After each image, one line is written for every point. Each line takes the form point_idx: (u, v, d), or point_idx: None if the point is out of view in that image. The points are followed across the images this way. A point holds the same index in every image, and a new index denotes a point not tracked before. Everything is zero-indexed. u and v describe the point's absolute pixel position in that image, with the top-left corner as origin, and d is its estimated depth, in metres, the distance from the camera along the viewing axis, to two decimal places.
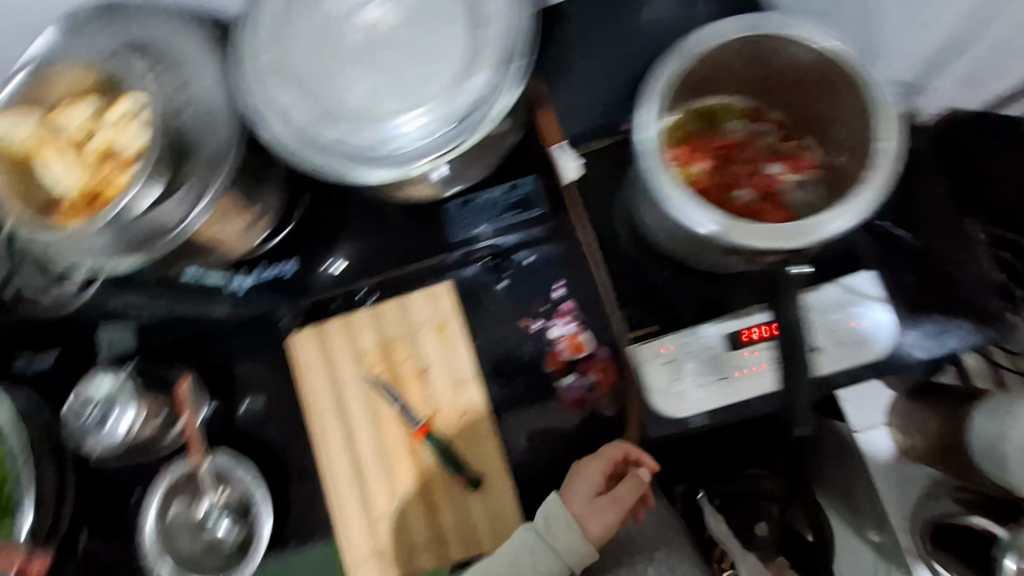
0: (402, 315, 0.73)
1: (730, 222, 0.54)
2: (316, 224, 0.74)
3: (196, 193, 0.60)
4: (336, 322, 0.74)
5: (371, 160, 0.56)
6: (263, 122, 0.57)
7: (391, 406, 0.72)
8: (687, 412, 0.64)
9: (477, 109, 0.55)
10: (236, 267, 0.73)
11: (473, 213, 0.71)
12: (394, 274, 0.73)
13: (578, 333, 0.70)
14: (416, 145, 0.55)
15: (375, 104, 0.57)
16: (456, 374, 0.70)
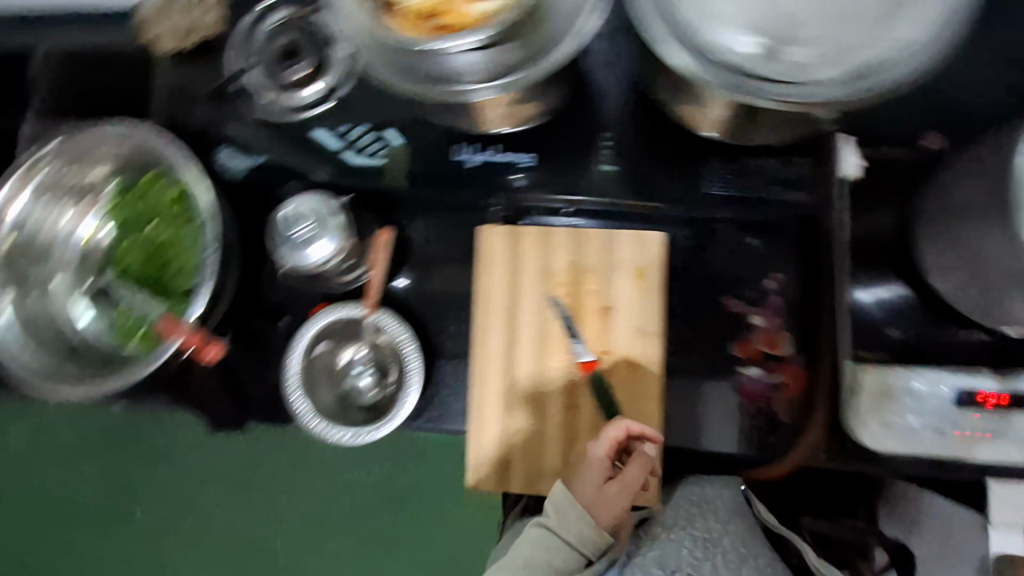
0: (605, 248, 0.70)
1: None
2: (564, 127, 0.71)
3: (512, 57, 0.53)
4: (536, 231, 0.71)
5: (722, 65, 0.46)
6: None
7: (562, 332, 0.70)
8: (890, 449, 0.59)
9: (867, 75, 0.46)
10: (472, 139, 0.70)
11: (732, 176, 0.68)
12: (618, 205, 0.72)
13: (777, 330, 0.67)
14: (774, 77, 0.46)
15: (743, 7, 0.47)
16: (641, 325, 0.69)
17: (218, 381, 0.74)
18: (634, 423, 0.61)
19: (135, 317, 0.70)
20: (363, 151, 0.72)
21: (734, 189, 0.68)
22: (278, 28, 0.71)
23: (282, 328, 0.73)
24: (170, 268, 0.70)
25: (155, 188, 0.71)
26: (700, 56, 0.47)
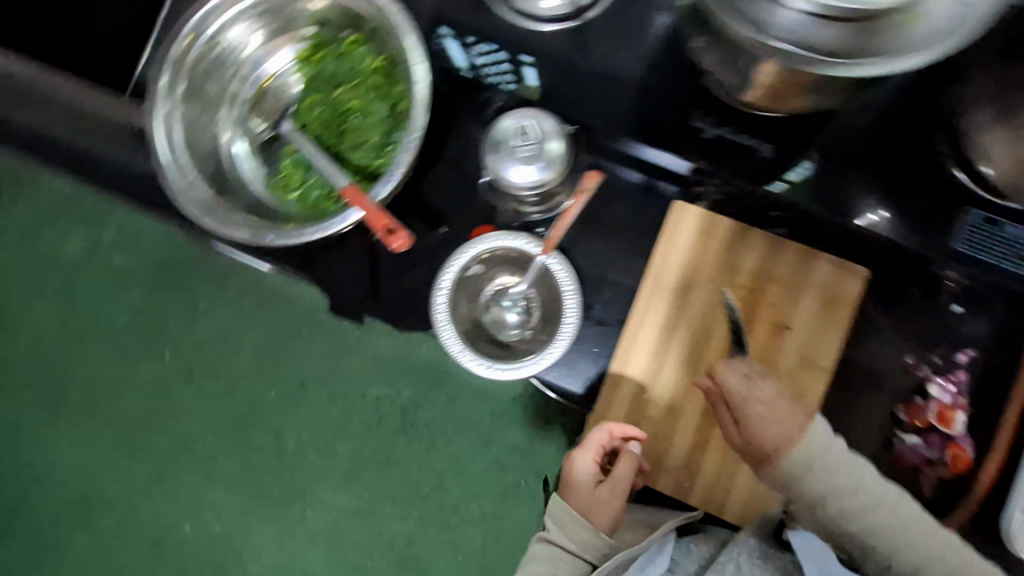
0: (801, 264, 0.65)
1: None
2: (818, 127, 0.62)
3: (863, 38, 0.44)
4: (732, 226, 0.66)
5: None
6: None
7: (726, 336, 0.65)
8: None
9: None
10: (713, 108, 0.63)
11: (980, 236, 0.63)
12: (835, 226, 0.65)
13: (956, 406, 0.64)
14: None
15: None
16: (812, 354, 0.64)
17: (355, 269, 0.69)
18: (617, 427, 0.64)
19: (299, 174, 0.67)
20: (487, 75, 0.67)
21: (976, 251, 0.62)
22: None
23: (438, 238, 0.68)
24: (351, 136, 0.66)
25: (361, 50, 0.67)
26: None
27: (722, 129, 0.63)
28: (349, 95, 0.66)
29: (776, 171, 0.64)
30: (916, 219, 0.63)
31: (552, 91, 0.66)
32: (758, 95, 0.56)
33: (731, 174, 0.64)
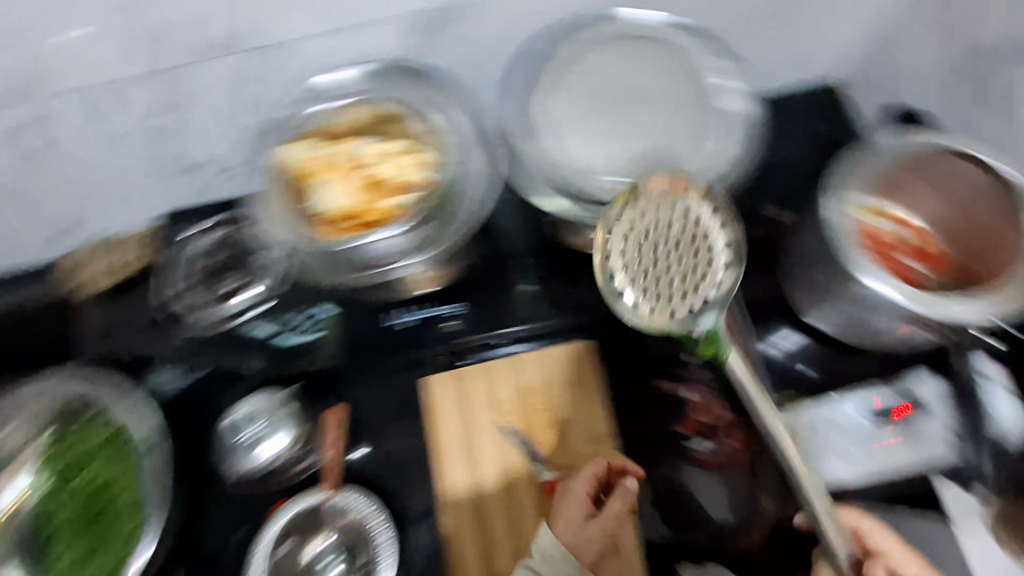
0: (545, 368, 0.76)
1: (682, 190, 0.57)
2: (497, 270, 0.78)
3: (422, 238, 0.58)
4: (477, 373, 0.75)
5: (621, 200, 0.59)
6: (519, 165, 0.61)
7: (522, 454, 0.72)
8: (829, 481, 0.66)
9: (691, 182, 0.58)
10: (401, 302, 0.74)
11: None
12: (537, 329, 0.77)
13: (713, 399, 0.74)
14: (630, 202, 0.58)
15: (600, 164, 0.60)
16: (591, 429, 0.73)
17: None
18: None
19: None
20: (297, 332, 0.75)
21: None
22: (211, 246, 0.78)
23: (231, 547, 0.68)
24: (112, 506, 0.66)
25: (94, 424, 0.69)
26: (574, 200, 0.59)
27: (421, 311, 0.75)
28: (96, 467, 0.67)
29: (482, 313, 0.76)
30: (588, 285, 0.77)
31: (268, 364, 0.75)
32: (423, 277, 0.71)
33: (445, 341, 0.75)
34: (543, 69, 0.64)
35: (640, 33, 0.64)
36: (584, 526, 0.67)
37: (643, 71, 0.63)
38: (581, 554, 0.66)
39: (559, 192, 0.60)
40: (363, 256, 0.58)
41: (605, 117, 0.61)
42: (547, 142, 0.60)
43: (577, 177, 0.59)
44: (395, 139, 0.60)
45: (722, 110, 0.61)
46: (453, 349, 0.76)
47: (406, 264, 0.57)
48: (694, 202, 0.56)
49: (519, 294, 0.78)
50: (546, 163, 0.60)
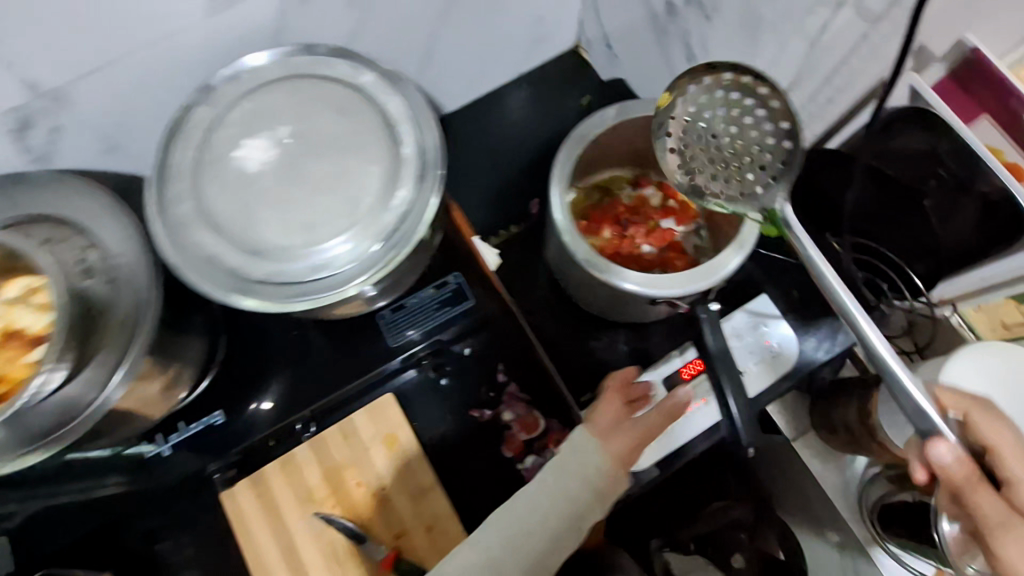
0: (349, 440, 0.68)
1: (394, 234, 0.48)
2: (249, 355, 0.65)
3: (109, 363, 0.48)
4: (276, 469, 0.68)
5: (331, 271, 0.47)
6: (187, 269, 0.47)
7: (348, 538, 0.66)
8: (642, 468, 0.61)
9: (402, 223, 0.48)
10: (149, 434, 0.62)
11: (406, 318, 0.67)
12: (329, 400, 0.67)
13: (528, 413, 0.70)
14: (345, 269, 0.47)
15: (291, 237, 0.47)
16: (414, 485, 0.67)
17: None
18: None
19: None
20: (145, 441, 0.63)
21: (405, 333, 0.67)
22: None
23: None
24: None
25: None
26: (276, 292, 0.47)
27: (175, 439, 0.62)
28: None
29: (248, 411, 0.64)
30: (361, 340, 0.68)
31: (21, 546, 0.64)
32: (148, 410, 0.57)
33: (218, 454, 0.63)
34: (172, 146, 0.49)
35: (285, 69, 0.51)
36: (611, 426, 0.57)
37: (298, 109, 0.50)
38: (607, 448, 0.55)
39: (254, 288, 0.47)
40: (54, 416, 0.48)
41: (270, 186, 0.48)
42: (216, 248, 0.47)
43: (277, 277, 0.47)
44: (17, 279, 0.49)
45: (400, 125, 0.50)
46: (233, 460, 0.65)
47: (110, 398, 0.48)
48: (410, 248, 0.48)
49: (291, 372, 0.66)
50: (224, 257, 0.47)
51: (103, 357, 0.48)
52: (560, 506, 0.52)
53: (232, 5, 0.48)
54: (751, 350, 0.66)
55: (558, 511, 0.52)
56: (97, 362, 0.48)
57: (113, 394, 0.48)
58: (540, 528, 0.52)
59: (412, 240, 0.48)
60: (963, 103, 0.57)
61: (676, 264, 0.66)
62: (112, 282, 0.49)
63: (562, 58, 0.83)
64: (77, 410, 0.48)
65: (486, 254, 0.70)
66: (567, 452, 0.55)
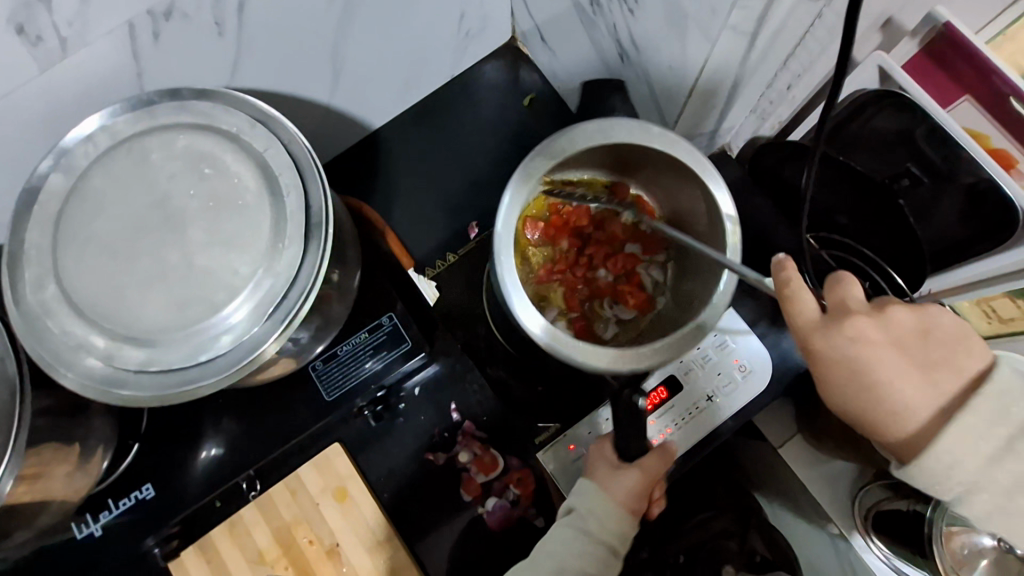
0: (294, 496, 0.62)
1: (287, 289, 0.43)
2: (172, 420, 0.61)
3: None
4: (220, 535, 0.61)
5: (223, 345, 0.42)
6: (60, 364, 0.42)
7: None
8: None
9: (296, 279, 0.43)
10: (78, 513, 0.58)
11: (342, 367, 0.61)
12: (268, 458, 0.62)
13: (486, 452, 0.64)
14: (241, 340, 0.43)
15: (172, 316, 0.42)
16: (369, 538, 0.62)
17: None
18: None
19: None
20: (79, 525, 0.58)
21: (341, 386, 0.62)
22: None
23: None
24: None
25: None
26: (170, 379, 0.43)
27: (106, 517, 0.58)
28: None
29: (178, 479, 0.60)
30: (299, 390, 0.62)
31: None
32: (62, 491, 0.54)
33: (156, 524, 0.59)
34: (23, 229, 0.44)
35: (142, 123, 0.45)
36: (614, 473, 0.55)
37: (160, 167, 0.45)
38: (619, 496, 0.54)
39: (139, 377, 0.42)
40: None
41: (139, 262, 0.43)
42: (87, 341, 0.42)
43: (166, 364, 0.42)
44: None
45: (276, 171, 0.44)
46: (172, 531, 0.60)
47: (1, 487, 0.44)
48: (308, 300, 0.43)
49: (227, 429, 0.61)
50: (99, 349, 0.42)
51: None
52: (582, 560, 0.52)
53: (67, 54, 0.42)
54: (719, 369, 0.61)
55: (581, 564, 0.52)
56: None
57: (4, 483, 0.44)
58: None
59: (312, 294, 0.43)
60: (944, 85, 0.50)
61: (628, 300, 0.61)
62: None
63: (499, 53, 0.76)
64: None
65: (424, 287, 0.69)
66: (583, 507, 0.54)
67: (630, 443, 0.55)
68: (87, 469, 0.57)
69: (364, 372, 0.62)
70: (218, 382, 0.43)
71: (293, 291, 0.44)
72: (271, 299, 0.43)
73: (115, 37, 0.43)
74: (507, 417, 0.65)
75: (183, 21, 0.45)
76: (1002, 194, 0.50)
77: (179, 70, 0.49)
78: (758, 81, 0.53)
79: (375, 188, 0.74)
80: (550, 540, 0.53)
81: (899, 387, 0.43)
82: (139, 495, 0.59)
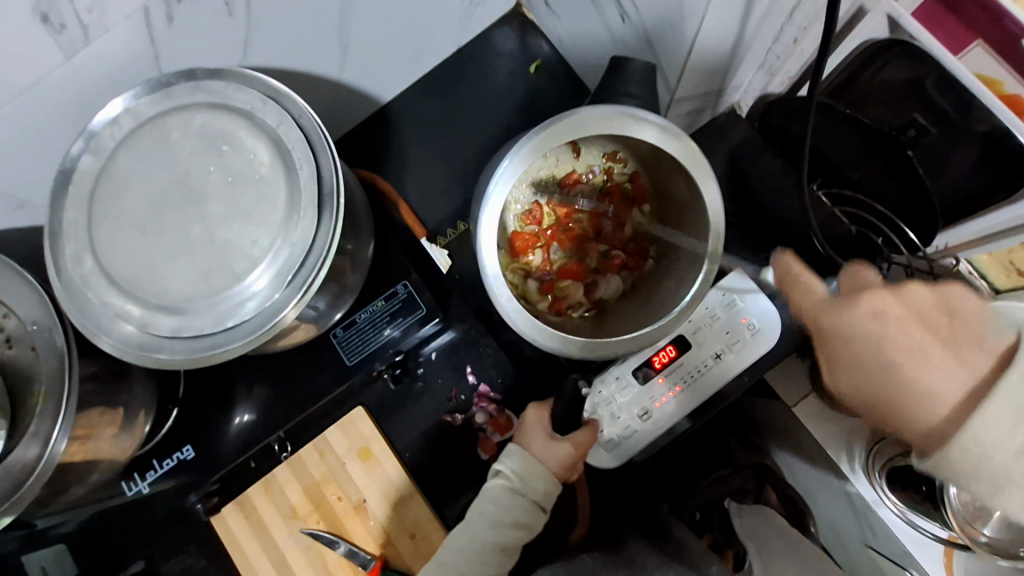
0: (322, 456, 0.66)
1: (301, 258, 0.45)
2: (206, 386, 0.65)
3: (52, 418, 0.49)
4: (258, 491, 0.66)
5: (245, 311, 0.45)
6: (101, 331, 0.46)
7: (335, 550, 0.65)
8: (611, 464, 0.60)
9: (310, 251, 0.46)
10: (126, 472, 0.63)
11: (360, 334, 0.64)
12: (298, 421, 0.65)
13: (500, 414, 0.67)
14: (262, 309, 0.45)
15: (199, 285, 0.45)
16: (393, 494, 0.65)
17: None
18: None
19: None
20: (131, 483, 0.63)
21: (361, 351, 0.64)
22: None
23: None
24: None
25: None
26: (198, 345, 0.46)
27: (152, 476, 0.63)
28: None
29: (216, 440, 0.64)
30: (321, 357, 0.65)
31: None
32: (112, 451, 0.58)
33: (197, 483, 0.64)
34: (60, 207, 0.47)
35: (162, 104, 0.48)
36: (548, 442, 0.56)
37: (181, 146, 0.47)
38: (549, 463, 0.56)
39: (170, 342, 0.46)
40: (5, 484, 0.48)
41: (166, 236, 0.46)
42: (123, 310, 0.46)
43: (194, 330, 0.45)
44: None
45: (288, 145, 0.47)
46: (212, 489, 0.65)
47: (58, 447, 0.49)
48: (323, 268, 0.45)
49: (255, 395, 0.65)
50: (134, 316, 0.45)
51: (44, 416, 0.49)
52: (513, 518, 0.54)
53: (89, 41, 0.45)
54: (728, 329, 0.61)
55: (513, 522, 0.54)
56: (42, 419, 0.49)
57: (60, 444, 0.49)
58: (498, 544, 0.53)
59: (327, 260, 0.46)
60: (953, 31, 0.47)
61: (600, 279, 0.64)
62: (32, 349, 0.50)
63: (506, 20, 0.76)
64: (31, 465, 0.48)
65: (436, 255, 0.70)
66: (518, 469, 0.56)
67: (567, 416, 0.56)
68: (131, 434, 0.60)
69: (382, 338, 0.64)
70: (242, 347, 0.45)
71: (309, 260, 0.46)
72: (288, 269, 0.45)
73: (132, 22, 0.45)
74: (520, 377, 0.69)
75: (194, 3, 0.47)
76: (1016, 141, 0.49)
77: (192, 50, 0.51)
78: (760, 39, 0.53)
79: (387, 160, 0.76)
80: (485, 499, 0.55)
81: (921, 390, 0.38)
82: (181, 457, 0.64)
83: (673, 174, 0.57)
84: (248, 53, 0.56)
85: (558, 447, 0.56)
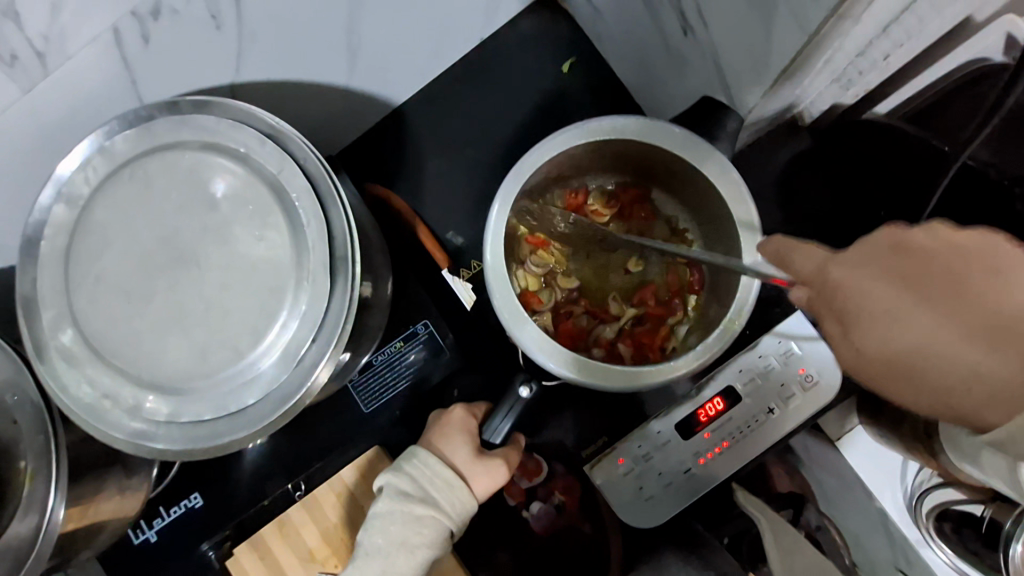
0: (345, 499, 0.57)
1: (315, 327, 0.39)
2: None
3: (42, 496, 0.43)
4: (272, 531, 0.57)
5: (252, 390, 0.39)
6: (87, 414, 0.40)
7: None
8: (652, 523, 0.56)
9: (326, 317, 0.39)
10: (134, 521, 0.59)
11: (379, 377, 0.59)
12: (315, 466, 0.60)
13: (527, 459, 0.61)
14: (271, 387, 0.39)
15: (195, 360, 0.39)
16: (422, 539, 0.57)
17: None
18: None
19: None
20: (138, 531, 0.59)
21: (380, 397, 0.59)
22: None
23: None
24: None
25: None
26: (198, 429, 0.40)
27: (160, 523, 0.59)
28: None
29: (228, 486, 0.60)
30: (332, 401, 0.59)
31: None
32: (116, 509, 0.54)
33: (206, 529, 0.59)
34: (33, 271, 0.41)
35: (143, 144, 0.40)
36: (472, 456, 0.54)
37: (167, 197, 0.40)
38: (469, 482, 0.53)
39: (167, 427, 0.40)
40: None
41: (157, 306, 0.40)
42: (111, 389, 0.40)
43: (196, 416, 0.40)
44: None
45: (291, 195, 0.39)
46: (225, 533, 0.59)
47: (55, 518, 0.44)
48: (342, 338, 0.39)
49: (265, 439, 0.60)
50: (124, 398, 0.40)
51: (34, 495, 0.43)
52: (411, 560, 0.50)
53: (49, 71, 0.37)
54: (782, 383, 0.55)
55: (415, 559, 0.50)
56: (31, 498, 0.44)
57: (58, 513, 0.44)
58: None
59: (344, 331, 0.39)
60: None
61: (626, 339, 0.56)
62: (15, 421, 0.45)
63: (531, 13, 0.66)
64: (24, 548, 0.43)
65: (461, 289, 0.63)
66: (427, 486, 0.52)
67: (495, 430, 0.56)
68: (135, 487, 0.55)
69: (404, 382, 0.60)
70: (252, 431, 0.40)
71: (328, 331, 0.40)
72: (304, 340, 0.39)
73: (100, 47, 0.37)
74: (547, 419, 0.62)
75: (174, 21, 0.39)
76: None
77: (174, 72, 0.43)
78: (850, 51, 0.44)
79: (400, 172, 0.67)
80: (378, 528, 0.51)
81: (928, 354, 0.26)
82: (189, 503, 0.59)
83: (703, 192, 0.50)
84: (242, 69, 0.48)
85: (479, 468, 0.54)
